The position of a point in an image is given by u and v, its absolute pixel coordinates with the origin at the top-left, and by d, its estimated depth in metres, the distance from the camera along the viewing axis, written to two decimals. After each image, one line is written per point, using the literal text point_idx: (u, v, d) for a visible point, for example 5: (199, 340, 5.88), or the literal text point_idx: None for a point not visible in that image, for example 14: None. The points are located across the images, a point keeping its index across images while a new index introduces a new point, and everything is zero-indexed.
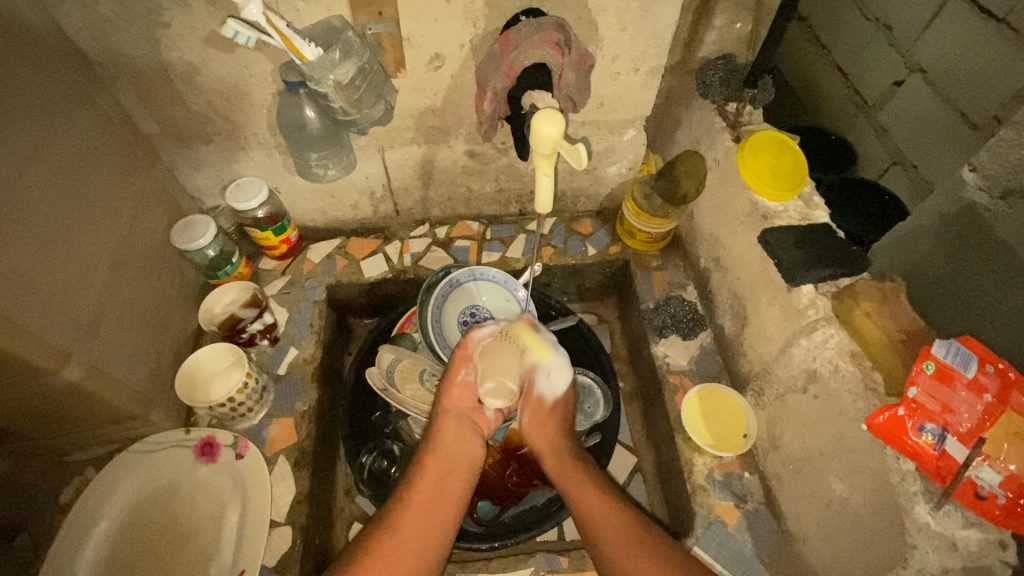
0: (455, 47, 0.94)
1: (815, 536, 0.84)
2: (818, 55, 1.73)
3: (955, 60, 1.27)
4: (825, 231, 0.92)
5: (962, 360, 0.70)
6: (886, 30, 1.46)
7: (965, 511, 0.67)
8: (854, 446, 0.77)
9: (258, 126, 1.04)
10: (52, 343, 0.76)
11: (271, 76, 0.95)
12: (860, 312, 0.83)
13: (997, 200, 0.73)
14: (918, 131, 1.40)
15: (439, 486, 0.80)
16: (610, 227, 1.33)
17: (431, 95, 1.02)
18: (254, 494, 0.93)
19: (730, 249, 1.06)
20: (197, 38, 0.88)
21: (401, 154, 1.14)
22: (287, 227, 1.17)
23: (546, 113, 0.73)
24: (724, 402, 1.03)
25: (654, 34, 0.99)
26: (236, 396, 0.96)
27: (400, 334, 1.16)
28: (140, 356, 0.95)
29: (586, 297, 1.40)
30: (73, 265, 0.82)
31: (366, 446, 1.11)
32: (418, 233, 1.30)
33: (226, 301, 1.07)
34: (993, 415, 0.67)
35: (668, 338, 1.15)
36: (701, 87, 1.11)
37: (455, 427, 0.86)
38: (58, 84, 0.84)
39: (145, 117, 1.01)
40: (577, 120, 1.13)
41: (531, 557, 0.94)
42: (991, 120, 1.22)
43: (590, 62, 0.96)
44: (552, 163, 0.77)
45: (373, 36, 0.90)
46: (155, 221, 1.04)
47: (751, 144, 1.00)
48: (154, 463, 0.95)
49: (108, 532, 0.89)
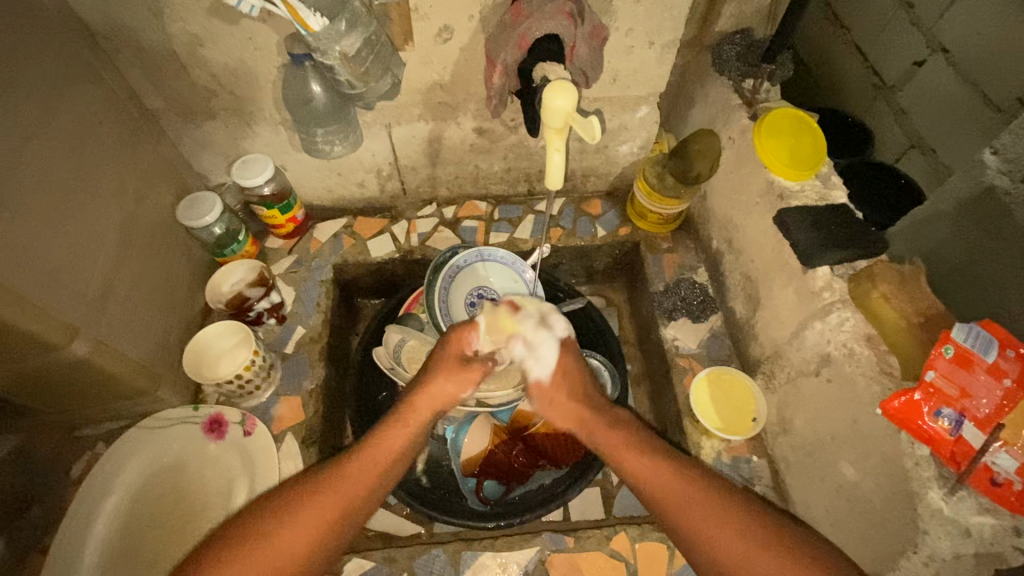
0: (464, 18, 0.91)
1: (824, 520, 0.83)
2: (836, 33, 1.67)
3: (978, 39, 1.23)
4: (843, 213, 0.90)
5: (983, 345, 0.68)
6: (908, 8, 1.41)
7: (980, 497, 0.66)
8: (868, 431, 0.76)
9: (264, 101, 1.03)
10: (59, 317, 0.76)
11: (276, 48, 0.93)
12: (878, 295, 0.80)
13: (1018, 183, 0.75)
14: (938, 114, 1.36)
15: (389, 456, 0.75)
16: (620, 209, 1.30)
17: (439, 69, 1.00)
18: (262, 472, 0.94)
19: (744, 230, 1.04)
20: (200, 8, 0.86)
21: (408, 131, 1.12)
22: (293, 205, 1.16)
23: (558, 84, 0.71)
24: (734, 385, 1.02)
25: (670, 6, 0.95)
26: (243, 373, 0.97)
27: (408, 314, 1.14)
28: (147, 332, 0.95)
29: (594, 279, 1.39)
30: (78, 240, 0.81)
31: (373, 425, 1.11)
32: (425, 214, 1.29)
33: (234, 280, 1.07)
34: (1013, 400, 0.65)
35: (677, 321, 1.13)
36: (716, 62, 1.08)
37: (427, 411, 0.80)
38: (61, 55, 0.82)
39: (149, 91, 0.99)
40: (589, 97, 1.10)
41: (537, 536, 0.95)
42: (1014, 102, 1.18)
43: (603, 35, 0.92)
44: (564, 138, 0.75)
45: (380, 6, 0.87)
46: (161, 198, 1.03)
47: (767, 122, 0.98)
48: (163, 439, 0.96)
49: (118, 507, 0.90)
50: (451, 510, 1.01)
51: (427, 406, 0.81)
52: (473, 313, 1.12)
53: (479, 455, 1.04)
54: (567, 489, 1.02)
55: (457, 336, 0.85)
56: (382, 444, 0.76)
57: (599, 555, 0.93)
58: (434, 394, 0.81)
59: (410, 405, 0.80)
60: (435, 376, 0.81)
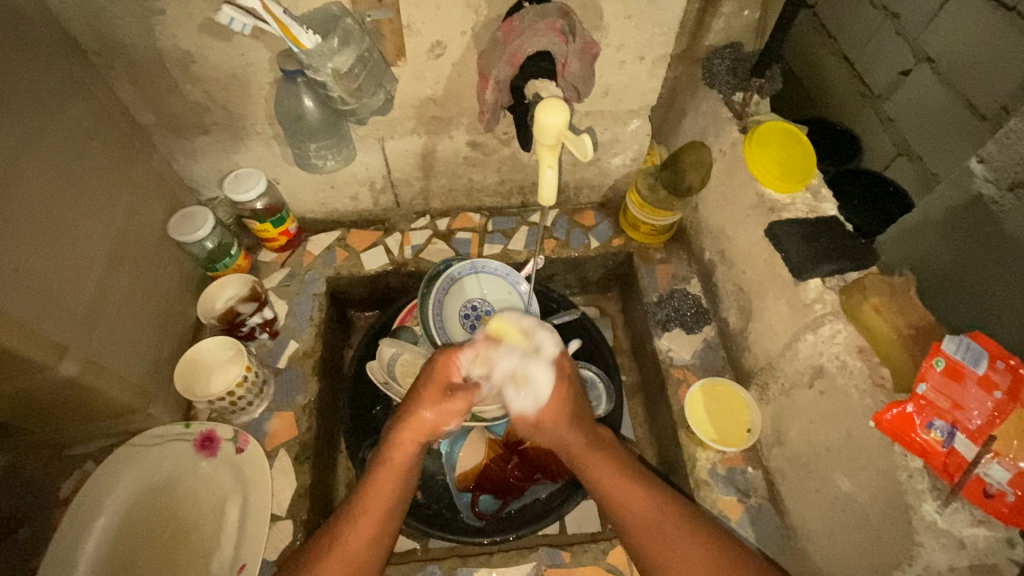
0: (457, 34, 0.92)
1: (819, 532, 0.83)
2: (824, 43, 1.70)
3: (963, 49, 1.25)
4: (833, 225, 0.91)
5: (973, 357, 0.68)
6: (894, 19, 1.43)
7: (973, 508, 0.67)
8: (861, 442, 0.77)
9: (257, 116, 1.02)
10: (48, 338, 0.75)
11: (268, 64, 0.93)
12: (869, 307, 0.81)
13: (1005, 192, 0.76)
14: (925, 122, 1.38)
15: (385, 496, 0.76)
16: (613, 220, 1.31)
17: (432, 83, 1.00)
18: (255, 489, 0.93)
19: (736, 242, 1.05)
20: (192, 25, 0.86)
21: (401, 145, 1.12)
22: (286, 219, 1.16)
23: (549, 103, 0.71)
24: (728, 396, 1.02)
25: (660, 21, 0.96)
26: (235, 390, 0.95)
27: (402, 327, 1.15)
28: (139, 351, 0.95)
29: (588, 290, 1.39)
30: (68, 257, 0.80)
31: (367, 439, 1.10)
32: (419, 225, 1.29)
33: (227, 295, 1.06)
34: (1003, 412, 0.66)
35: (671, 332, 1.14)
36: (706, 76, 1.09)
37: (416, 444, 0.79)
38: (51, 73, 0.82)
39: (141, 106, 0.99)
40: (581, 111, 1.11)
41: (533, 552, 0.94)
42: (999, 110, 1.19)
43: (594, 51, 0.92)
44: (556, 154, 0.75)
45: (372, 23, 0.87)
46: (153, 213, 1.02)
47: (758, 135, 0.99)
48: (154, 457, 0.94)
49: (108, 527, 0.88)
50: (442, 526, 0.99)
51: (412, 437, 0.79)
52: (467, 326, 1.12)
53: (474, 470, 1.05)
54: (564, 502, 1.00)
55: (444, 362, 0.81)
56: (379, 488, 0.76)
57: (597, 569, 0.93)
58: (421, 426, 0.79)
59: (397, 440, 0.79)
60: (419, 410, 0.78)
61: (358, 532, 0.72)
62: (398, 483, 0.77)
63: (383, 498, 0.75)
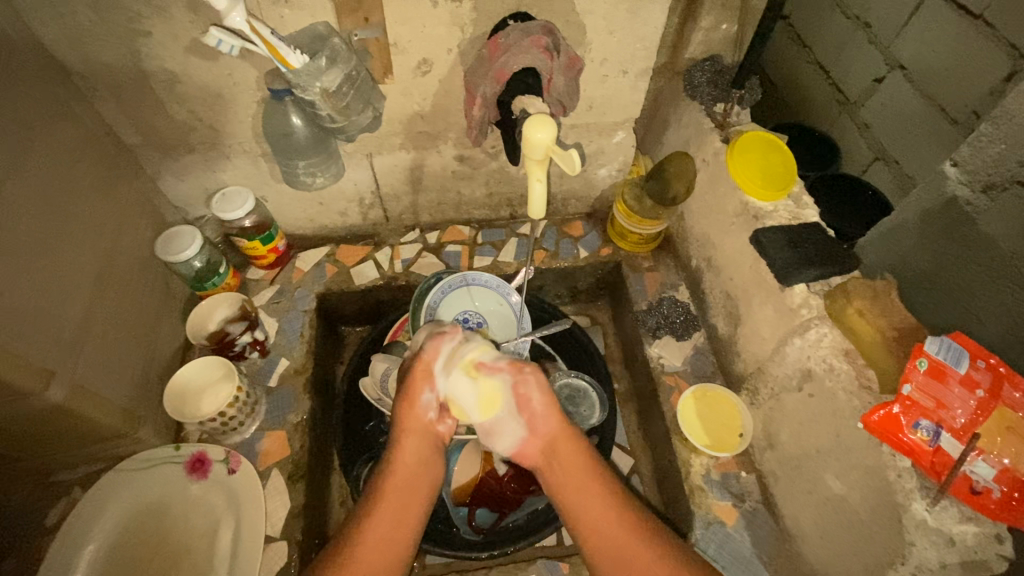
0: (443, 51, 0.93)
1: (812, 533, 0.84)
2: (800, 53, 1.74)
3: (933, 56, 1.30)
4: (815, 231, 0.93)
5: (954, 357, 0.70)
6: (866, 28, 1.47)
7: (962, 506, 0.68)
8: (850, 443, 0.78)
9: (245, 134, 1.03)
10: (35, 364, 0.74)
11: (256, 83, 0.94)
12: (853, 310, 0.83)
13: (978, 194, 0.76)
14: (900, 128, 1.42)
15: (414, 492, 0.72)
16: (601, 230, 1.32)
17: (419, 100, 1.01)
18: (249, 511, 0.92)
19: (722, 249, 1.07)
20: (178, 45, 0.86)
21: (389, 160, 1.13)
22: (275, 235, 1.16)
23: (538, 118, 0.72)
24: (720, 402, 1.04)
25: (640, 37, 0.99)
26: (227, 410, 0.94)
27: (393, 342, 1.13)
28: (127, 374, 0.93)
29: (578, 299, 1.40)
30: (53, 281, 0.79)
31: (361, 457, 1.09)
32: (409, 239, 1.29)
33: (218, 317, 1.06)
34: (986, 409, 0.68)
35: (662, 339, 1.15)
36: (688, 88, 1.12)
37: (420, 438, 0.76)
38: (37, 97, 0.81)
39: (126, 126, 0.98)
40: (567, 124, 1.13)
41: (532, 564, 0.96)
42: (969, 114, 1.24)
43: (578, 66, 0.95)
44: (545, 169, 0.75)
45: (359, 42, 0.88)
46: (138, 234, 1.01)
47: (741, 143, 1.01)
48: (144, 481, 0.93)
49: (96, 555, 0.86)
50: (439, 541, 0.99)
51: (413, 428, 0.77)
52: None
53: (469, 483, 1.04)
54: None
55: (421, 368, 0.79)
56: (395, 479, 0.72)
57: None
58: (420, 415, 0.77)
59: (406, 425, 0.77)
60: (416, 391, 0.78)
61: (374, 531, 0.67)
62: (411, 480, 0.73)
63: (408, 471, 0.73)
